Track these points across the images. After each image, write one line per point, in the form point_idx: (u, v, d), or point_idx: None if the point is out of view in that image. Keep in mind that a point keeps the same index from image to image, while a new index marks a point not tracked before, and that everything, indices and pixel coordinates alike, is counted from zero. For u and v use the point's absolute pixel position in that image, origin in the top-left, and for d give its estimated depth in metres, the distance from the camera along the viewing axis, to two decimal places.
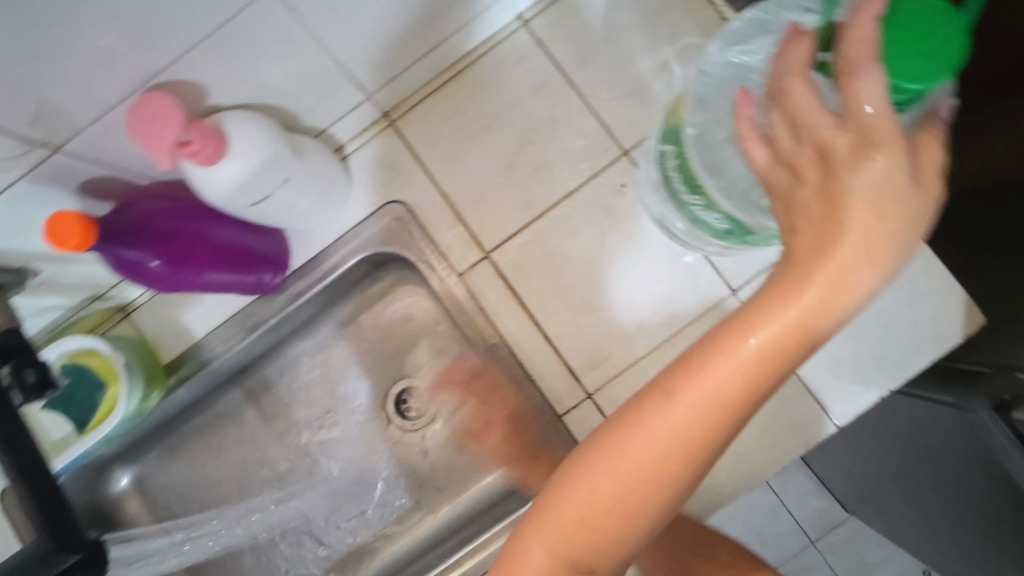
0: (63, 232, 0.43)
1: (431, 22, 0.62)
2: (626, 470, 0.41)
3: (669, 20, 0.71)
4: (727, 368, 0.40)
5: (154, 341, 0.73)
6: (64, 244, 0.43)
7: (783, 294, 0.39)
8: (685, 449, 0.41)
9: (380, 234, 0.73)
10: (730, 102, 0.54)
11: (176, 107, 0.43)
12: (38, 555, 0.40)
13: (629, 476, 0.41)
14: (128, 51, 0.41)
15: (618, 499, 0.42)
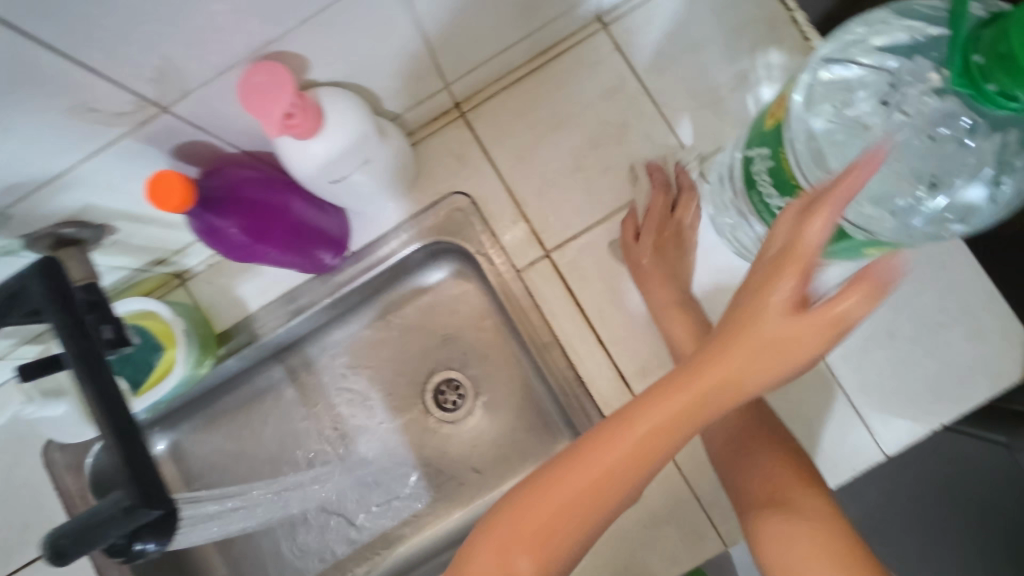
0: (166, 193, 0.45)
1: (520, 18, 0.63)
2: (533, 528, 0.42)
3: (747, 37, 0.71)
4: (655, 414, 0.40)
5: (211, 310, 0.73)
6: (166, 203, 0.45)
7: (697, 372, 0.39)
8: (588, 510, 0.42)
9: (441, 223, 0.73)
10: (840, 116, 0.51)
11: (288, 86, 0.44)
12: (122, 508, 0.40)
13: (537, 536, 0.42)
14: (254, 16, 0.41)
15: (523, 555, 0.42)
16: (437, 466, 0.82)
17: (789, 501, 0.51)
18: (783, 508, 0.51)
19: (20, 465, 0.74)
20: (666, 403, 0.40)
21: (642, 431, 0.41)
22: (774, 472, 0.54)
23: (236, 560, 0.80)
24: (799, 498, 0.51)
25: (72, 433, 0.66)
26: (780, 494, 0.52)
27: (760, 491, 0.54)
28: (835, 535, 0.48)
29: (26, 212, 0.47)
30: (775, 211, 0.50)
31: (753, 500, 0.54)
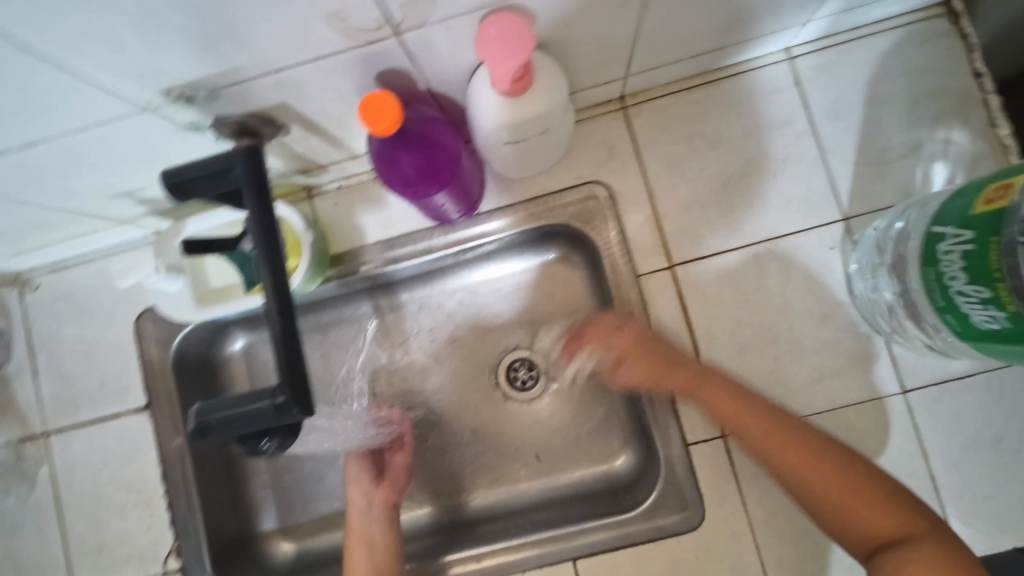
0: (381, 119, 0.45)
1: (722, 30, 0.62)
2: (355, 487, 0.75)
3: (934, 108, 0.69)
4: (352, 528, 0.72)
5: (331, 232, 0.75)
6: (379, 125, 0.45)
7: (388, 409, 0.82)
8: (360, 465, 0.76)
9: (572, 208, 0.73)
10: None
11: (506, 61, 0.45)
12: (275, 404, 0.39)
13: (358, 484, 0.75)
14: None
15: (369, 498, 0.74)
16: (494, 443, 0.81)
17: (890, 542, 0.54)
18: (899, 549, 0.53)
19: (113, 326, 0.76)
20: (355, 539, 0.71)
21: (360, 536, 0.71)
22: (871, 518, 0.55)
23: (279, 472, 0.82)
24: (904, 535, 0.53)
25: (180, 311, 0.67)
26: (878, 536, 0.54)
27: (865, 540, 0.55)
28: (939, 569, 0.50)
29: (233, 96, 0.47)
30: (951, 293, 0.49)
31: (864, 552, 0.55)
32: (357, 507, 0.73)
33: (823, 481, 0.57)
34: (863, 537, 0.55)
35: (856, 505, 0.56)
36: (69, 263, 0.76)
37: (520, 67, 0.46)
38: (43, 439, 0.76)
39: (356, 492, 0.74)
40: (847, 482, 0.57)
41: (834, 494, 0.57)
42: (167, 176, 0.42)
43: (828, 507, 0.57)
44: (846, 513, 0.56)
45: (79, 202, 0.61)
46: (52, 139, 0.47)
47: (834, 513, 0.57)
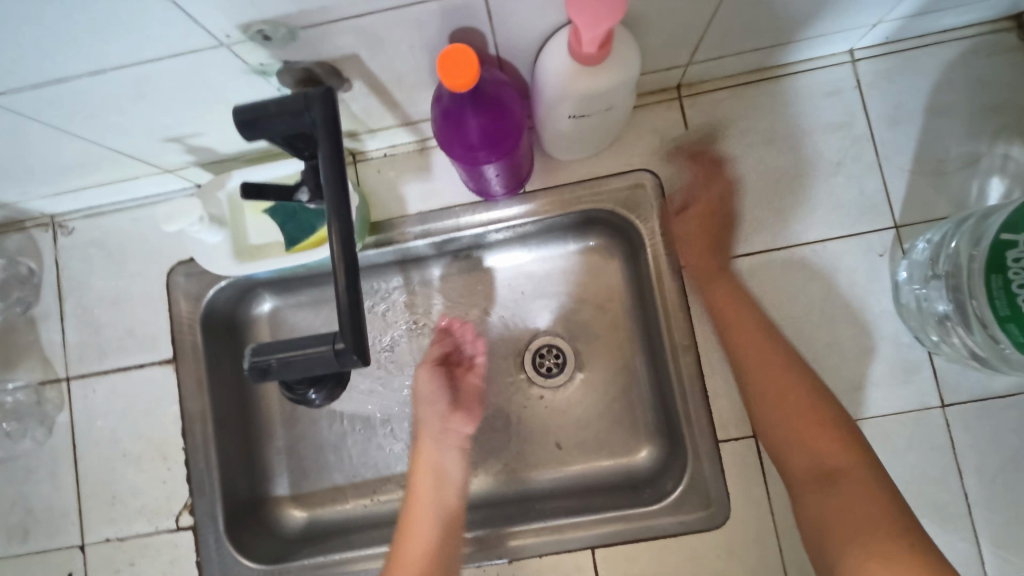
0: (459, 74, 0.44)
1: (796, 21, 0.61)
2: (431, 409, 0.72)
3: (995, 123, 0.68)
4: (422, 456, 0.70)
5: (373, 199, 0.75)
6: (457, 82, 0.44)
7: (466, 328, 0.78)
8: (436, 386, 0.73)
9: (618, 193, 0.72)
10: None
11: (589, 29, 0.43)
12: (335, 350, 0.38)
13: (433, 406, 0.72)
14: None
15: (442, 425, 0.72)
16: (517, 426, 0.80)
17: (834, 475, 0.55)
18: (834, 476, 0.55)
19: (144, 275, 0.75)
20: (425, 469, 0.69)
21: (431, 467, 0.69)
22: (824, 443, 0.57)
23: (296, 438, 0.80)
24: (847, 469, 0.55)
25: (219, 264, 0.66)
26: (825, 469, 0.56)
27: (807, 464, 0.57)
28: (865, 501, 0.53)
29: (309, 41, 0.46)
30: (1018, 302, 0.48)
31: (799, 474, 0.57)
32: (431, 434, 0.71)
33: (796, 410, 0.59)
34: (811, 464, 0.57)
35: (816, 427, 0.58)
36: (106, 209, 0.76)
37: (600, 37, 0.45)
38: (64, 384, 0.75)
39: (429, 419, 0.72)
40: (820, 416, 0.58)
41: (802, 419, 0.59)
42: (243, 113, 0.41)
43: (785, 430, 0.59)
44: (798, 436, 0.58)
45: (130, 143, 0.60)
46: (121, 69, 0.46)
47: (788, 437, 0.59)
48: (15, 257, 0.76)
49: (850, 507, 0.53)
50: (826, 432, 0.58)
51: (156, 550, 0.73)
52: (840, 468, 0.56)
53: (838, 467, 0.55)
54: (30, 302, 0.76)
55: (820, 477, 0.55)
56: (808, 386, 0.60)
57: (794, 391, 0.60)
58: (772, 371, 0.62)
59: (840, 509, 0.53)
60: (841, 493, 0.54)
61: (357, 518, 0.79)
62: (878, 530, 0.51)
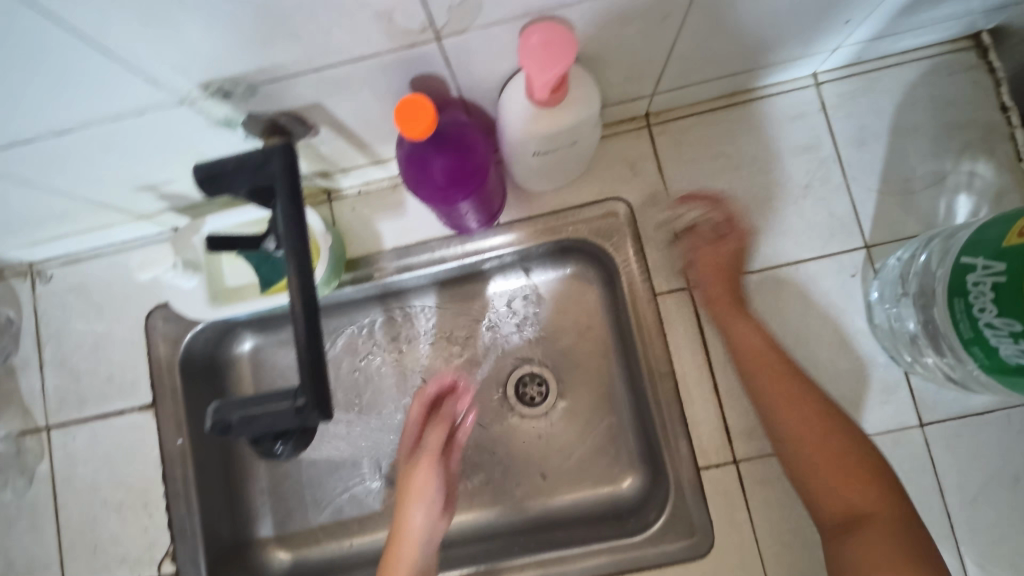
0: (416, 124, 0.44)
1: (756, 51, 0.62)
2: (427, 499, 0.64)
3: (959, 140, 0.69)
4: (402, 556, 0.62)
5: (348, 236, 0.75)
6: (414, 132, 0.45)
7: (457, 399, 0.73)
8: (437, 478, 0.66)
9: (590, 223, 0.73)
10: None
11: (534, 75, 0.44)
12: (296, 406, 0.38)
13: (429, 496, 0.65)
14: None
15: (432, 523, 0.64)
16: (501, 459, 0.80)
17: (862, 519, 0.55)
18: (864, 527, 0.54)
19: (123, 321, 0.75)
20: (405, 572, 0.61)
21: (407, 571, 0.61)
22: (851, 489, 0.56)
23: (279, 478, 0.80)
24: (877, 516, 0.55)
25: (195, 308, 0.66)
26: (855, 517, 0.55)
27: (835, 512, 0.57)
28: (895, 553, 0.52)
29: (269, 93, 0.46)
30: (979, 325, 0.48)
31: (829, 523, 0.57)
32: (420, 532, 0.63)
33: (817, 456, 0.58)
34: (840, 509, 0.56)
35: (847, 474, 0.57)
36: (83, 255, 0.76)
37: (549, 85, 0.46)
38: (44, 433, 0.74)
39: (421, 515, 0.64)
40: (845, 463, 0.57)
41: (842, 471, 0.57)
42: (201, 169, 0.41)
43: (808, 472, 0.59)
44: (823, 483, 0.57)
45: (101, 194, 0.61)
46: (85, 128, 0.46)
47: (819, 477, 0.58)
48: None
49: (884, 551, 0.53)
50: (853, 476, 0.57)
51: None
52: (872, 514, 0.55)
53: (869, 514, 0.55)
54: (10, 351, 0.76)
55: (846, 525, 0.56)
56: (834, 428, 0.59)
57: (818, 434, 0.59)
58: (801, 420, 0.60)
59: (873, 558, 0.52)
60: (874, 546, 0.53)
61: (343, 558, 0.78)
62: None
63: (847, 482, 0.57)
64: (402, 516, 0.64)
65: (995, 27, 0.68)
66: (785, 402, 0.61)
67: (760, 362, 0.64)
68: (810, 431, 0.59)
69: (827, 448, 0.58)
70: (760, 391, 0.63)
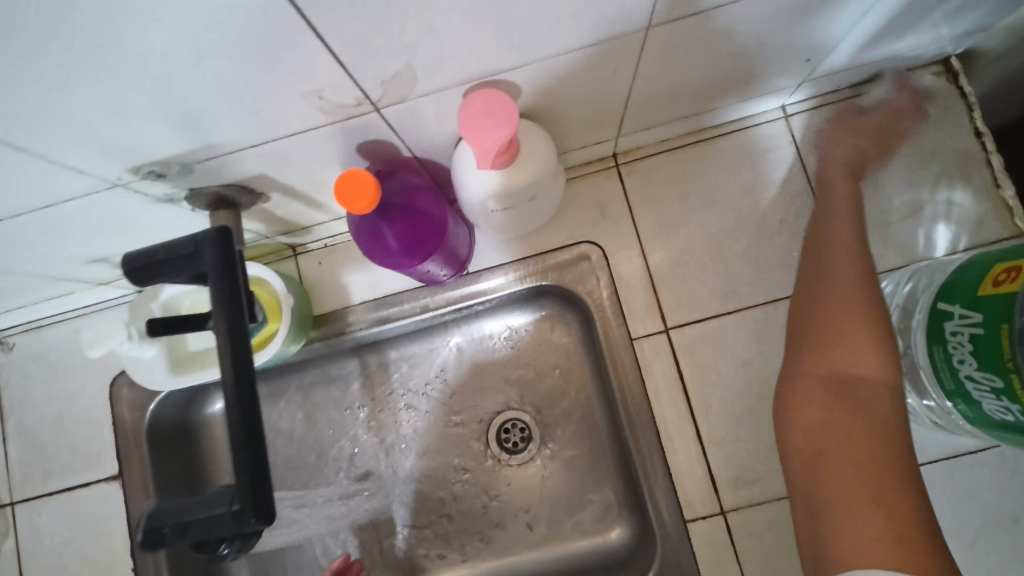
0: (356, 199, 0.44)
1: (717, 90, 0.60)
2: None
3: (934, 168, 0.67)
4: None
5: (315, 292, 0.73)
6: (359, 207, 0.44)
7: None
8: None
9: (562, 268, 0.71)
10: None
11: (474, 144, 0.43)
12: (231, 512, 0.37)
13: None
14: (506, 48, 0.40)
15: None
16: (485, 513, 0.76)
17: (850, 389, 0.47)
18: (853, 394, 0.47)
19: (86, 388, 0.73)
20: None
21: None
22: (859, 357, 0.48)
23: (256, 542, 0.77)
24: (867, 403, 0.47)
25: (155, 379, 0.65)
26: (844, 384, 0.48)
27: (823, 373, 0.49)
28: (865, 416, 0.46)
29: (207, 170, 0.46)
30: (960, 377, 0.46)
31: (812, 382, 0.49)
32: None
33: (847, 320, 0.50)
34: (835, 372, 0.48)
35: (860, 353, 0.48)
36: (44, 323, 0.74)
37: (493, 153, 0.45)
38: (8, 510, 0.72)
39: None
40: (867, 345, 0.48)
41: (856, 350, 0.49)
42: (129, 262, 0.40)
43: (813, 318, 0.52)
44: (836, 342, 0.49)
45: (51, 268, 0.59)
46: (15, 216, 0.46)
47: (823, 344, 0.50)
48: None
49: (861, 439, 0.45)
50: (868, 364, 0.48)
51: None
52: (863, 387, 0.47)
53: (859, 384, 0.47)
54: None
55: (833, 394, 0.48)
56: (866, 302, 0.51)
57: (855, 311, 0.50)
58: (842, 299, 0.51)
59: (849, 447, 0.45)
60: (851, 422, 0.45)
61: None
62: (867, 474, 0.43)
63: (856, 355, 0.48)
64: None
65: (963, 51, 0.67)
66: (824, 273, 0.54)
67: (822, 259, 0.55)
68: (846, 306, 0.50)
69: (848, 319, 0.50)
70: (816, 269, 0.55)
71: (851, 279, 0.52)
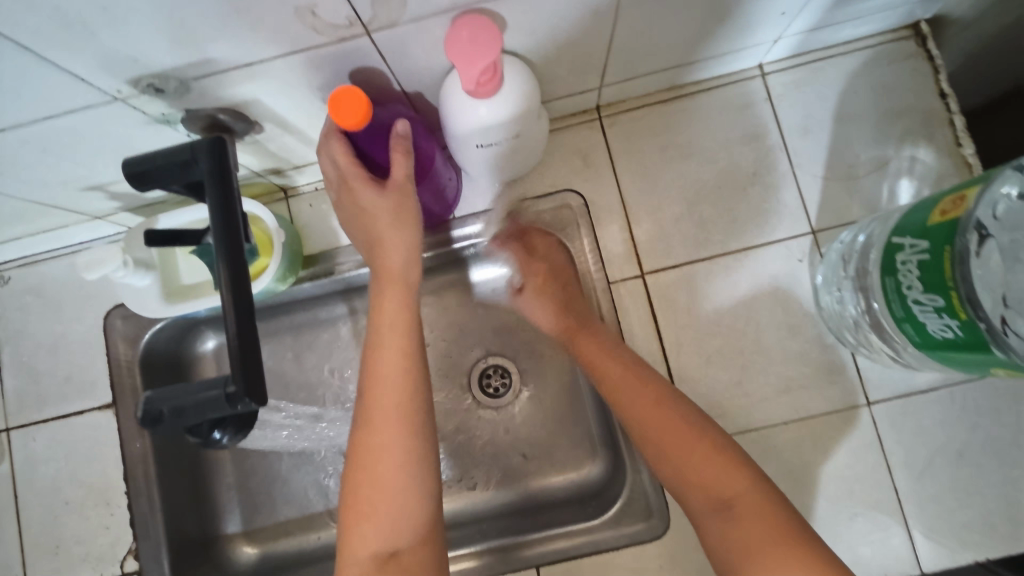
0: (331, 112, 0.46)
1: (695, 42, 0.63)
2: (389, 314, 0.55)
3: (900, 126, 0.71)
4: (390, 363, 0.53)
5: (305, 232, 0.75)
6: (349, 122, 0.46)
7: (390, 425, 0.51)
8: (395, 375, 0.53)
9: (545, 215, 0.73)
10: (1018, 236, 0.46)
11: (461, 67, 0.46)
12: (227, 393, 0.40)
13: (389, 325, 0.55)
14: None
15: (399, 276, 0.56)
16: (467, 450, 0.80)
17: (729, 498, 0.50)
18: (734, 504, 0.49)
19: (82, 321, 0.75)
20: (397, 386, 0.52)
21: (399, 404, 0.52)
22: (683, 456, 0.53)
23: (246, 474, 0.81)
24: (740, 501, 0.49)
25: (148, 307, 0.66)
26: (723, 499, 0.50)
27: (701, 494, 0.51)
28: (764, 518, 0.47)
29: (203, 89, 0.48)
30: (908, 302, 0.50)
31: (698, 508, 0.51)
32: (401, 317, 0.55)
33: (656, 419, 0.56)
34: (705, 494, 0.51)
35: (693, 448, 0.53)
36: (39, 258, 0.76)
37: (478, 78, 0.48)
38: (4, 436, 0.74)
39: (389, 326, 0.55)
40: (695, 436, 0.53)
41: (694, 449, 0.53)
42: (131, 166, 0.43)
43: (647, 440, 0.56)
44: (662, 441, 0.54)
45: (48, 194, 0.61)
46: (17, 128, 0.48)
47: (673, 462, 0.53)
48: None
49: (761, 535, 0.47)
50: (697, 446, 0.53)
51: None
52: (732, 489, 0.50)
53: (728, 490, 0.50)
54: None
55: (716, 507, 0.50)
56: (660, 392, 0.58)
57: (659, 412, 0.56)
58: (649, 408, 0.57)
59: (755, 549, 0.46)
60: (742, 526, 0.48)
61: (311, 551, 0.79)
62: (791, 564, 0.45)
63: (699, 451, 0.52)
64: (378, 310, 0.55)
65: (933, 16, 0.70)
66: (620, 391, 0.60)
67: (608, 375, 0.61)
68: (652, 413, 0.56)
69: (667, 425, 0.55)
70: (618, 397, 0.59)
71: (640, 384, 0.59)
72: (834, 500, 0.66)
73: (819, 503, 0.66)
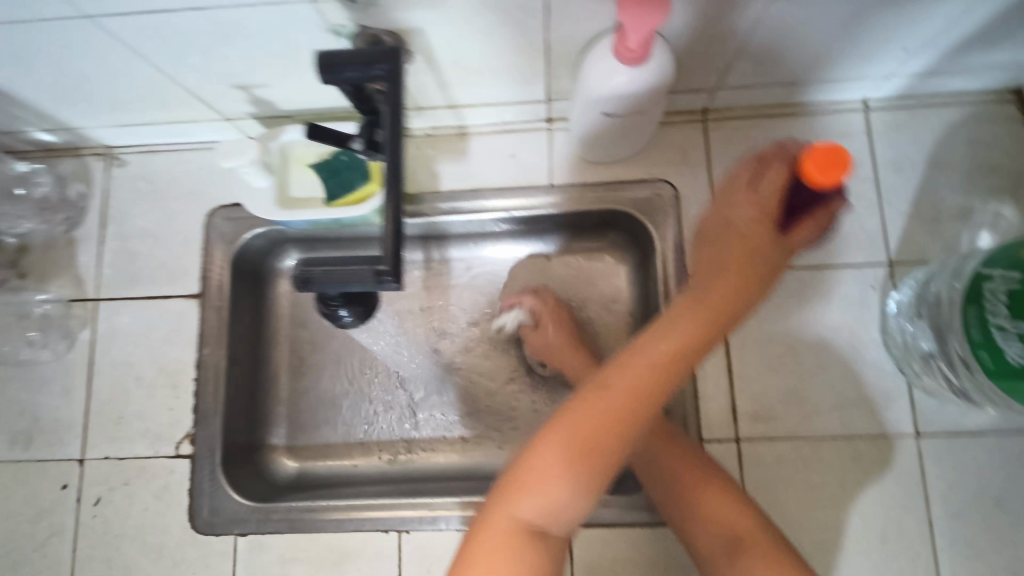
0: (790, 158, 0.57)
1: (817, 61, 0.67)
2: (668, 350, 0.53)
3: (988, 182, 0.74)
4: (628, 389, 0.50)
5: (408, 173, 0.80)
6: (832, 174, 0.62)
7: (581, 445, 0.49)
8: (633, 402, 0.50)
9: (636, 200, 0.77)
10: None
11: (626, 23, 0.51)
12: (376, 271, 0.47)
13: (666, 357, 0.52)
14: None
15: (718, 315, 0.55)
16: (513, 408, 0.82)
17: (742, 540, 0.59)
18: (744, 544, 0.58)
19: (186, 213, 0.80)
20: (613, 422, 0.49)
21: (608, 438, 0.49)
22: (708, 500, 0.62)
23: (298, 390, 0.84)
24: (750, 538, 0.59)
25: (260, 208, 0.71)
26: (737, 538, 0.59)
27: (717, 536, 0.60)
28: (766, 549, 0.58)
29: (385, 7, 0.53)
30: (990, 328, 0.53)
31: (713, 547, 0.60)
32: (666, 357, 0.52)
33: (676, 468, 0.65)
34: (721, 535, 0.60)
35: (709, 491, 0.63)
36: (158, 148, 0.81)
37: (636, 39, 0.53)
38: (92, 304, 0.79)
39: (564, 446, 0.49)
40: (711, 488, 0.63)
41: (711, 492, 0.63)
42: (325, 58, 0.48)
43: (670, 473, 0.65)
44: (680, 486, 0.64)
45: (201, 84, 0.66)
46: (217, 9, 0.53)
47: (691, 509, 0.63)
48: (66, 181, 0.81)
49: (776, 562, 0.56)
50: (715, 492, 0.62)
51: (151, 473, 0.75)
52: (745, 532, 0.59)
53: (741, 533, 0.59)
54: (73, 222, 0.80)
55: (728, 546, 0.59)
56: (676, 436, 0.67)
57: (679, 456, 0.65)
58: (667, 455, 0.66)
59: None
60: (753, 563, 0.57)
61: (347, 476, 0.81)
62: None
63: (715, 496, 0.62)
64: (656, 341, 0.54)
65: None
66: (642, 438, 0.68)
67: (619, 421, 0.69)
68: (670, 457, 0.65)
69: (684, 471, 0.64)
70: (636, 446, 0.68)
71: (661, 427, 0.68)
72: (868, 520, 0.68)
73: (853, 520, 0.68)
